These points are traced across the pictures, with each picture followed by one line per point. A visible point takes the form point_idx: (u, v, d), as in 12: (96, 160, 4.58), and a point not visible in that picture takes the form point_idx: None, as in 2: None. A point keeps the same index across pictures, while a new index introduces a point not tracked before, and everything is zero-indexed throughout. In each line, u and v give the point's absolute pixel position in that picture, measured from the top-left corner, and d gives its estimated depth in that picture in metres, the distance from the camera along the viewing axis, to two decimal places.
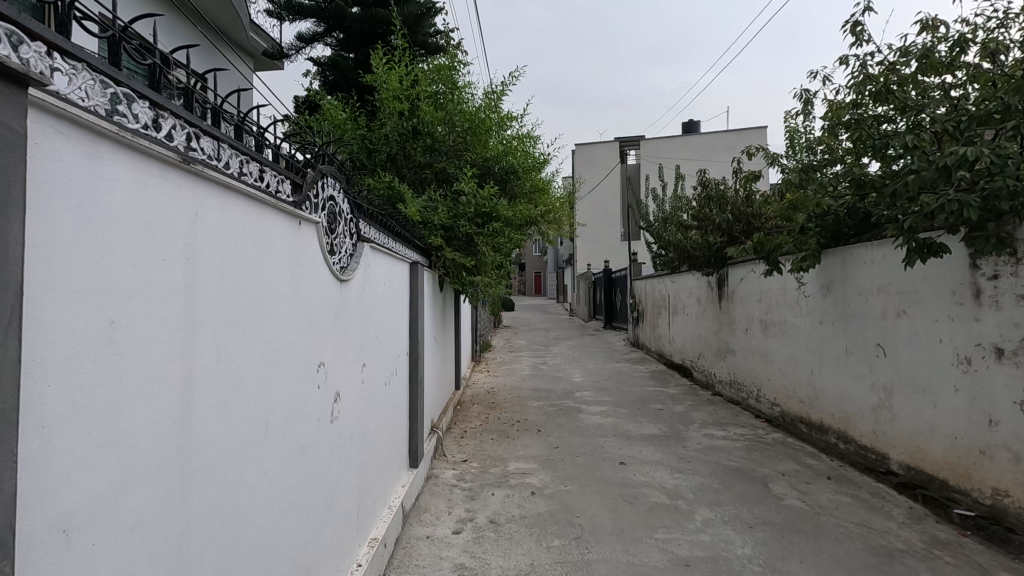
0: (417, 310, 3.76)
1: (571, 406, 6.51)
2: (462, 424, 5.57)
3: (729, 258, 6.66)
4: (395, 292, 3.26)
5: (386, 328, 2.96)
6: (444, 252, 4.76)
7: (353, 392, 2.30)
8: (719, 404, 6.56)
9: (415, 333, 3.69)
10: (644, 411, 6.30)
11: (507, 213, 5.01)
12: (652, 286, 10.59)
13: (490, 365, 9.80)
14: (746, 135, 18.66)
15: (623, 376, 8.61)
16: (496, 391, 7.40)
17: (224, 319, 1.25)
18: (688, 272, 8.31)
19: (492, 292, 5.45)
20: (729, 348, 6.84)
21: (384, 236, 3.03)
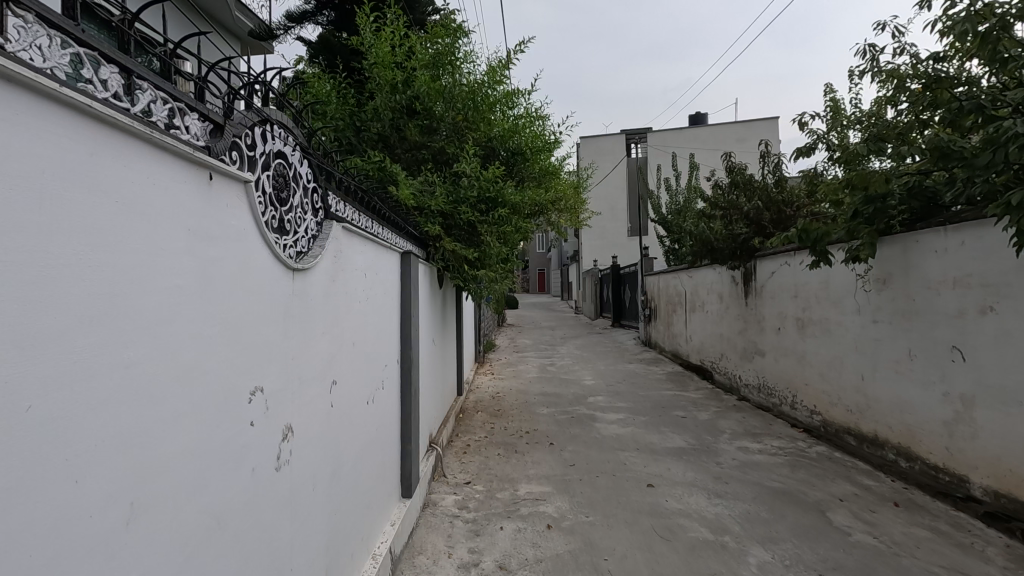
0: (412, 309, 3.18)
1: (585, 414, 5.90)
2: (465, 436, 4.98)
3: (758, 249, 6.08)
4: (382, 288, 2.67)
5: (367, 333, 2.37)
6: (443, 242, 4.16)
7: (317, 420, 1.71)
8: (748, 411, 5.95)
9: (408, 337, 3.11)
10: (666, 419, 5.70)
11: (514, 197, 4.43)
12: (667, 281, 9.98)
13: (494, 367, 9.19)
14: (757, 127, 17.96)
15: (638, 379, 8.01)
16: (502, 397, 6.78)
17: (11, 330, 0.68)
18: (708, 265, 7.70)
19: (497, 288, 4.84)
20: (758, 348, 6.24)
21: (366, 216, 2.43)
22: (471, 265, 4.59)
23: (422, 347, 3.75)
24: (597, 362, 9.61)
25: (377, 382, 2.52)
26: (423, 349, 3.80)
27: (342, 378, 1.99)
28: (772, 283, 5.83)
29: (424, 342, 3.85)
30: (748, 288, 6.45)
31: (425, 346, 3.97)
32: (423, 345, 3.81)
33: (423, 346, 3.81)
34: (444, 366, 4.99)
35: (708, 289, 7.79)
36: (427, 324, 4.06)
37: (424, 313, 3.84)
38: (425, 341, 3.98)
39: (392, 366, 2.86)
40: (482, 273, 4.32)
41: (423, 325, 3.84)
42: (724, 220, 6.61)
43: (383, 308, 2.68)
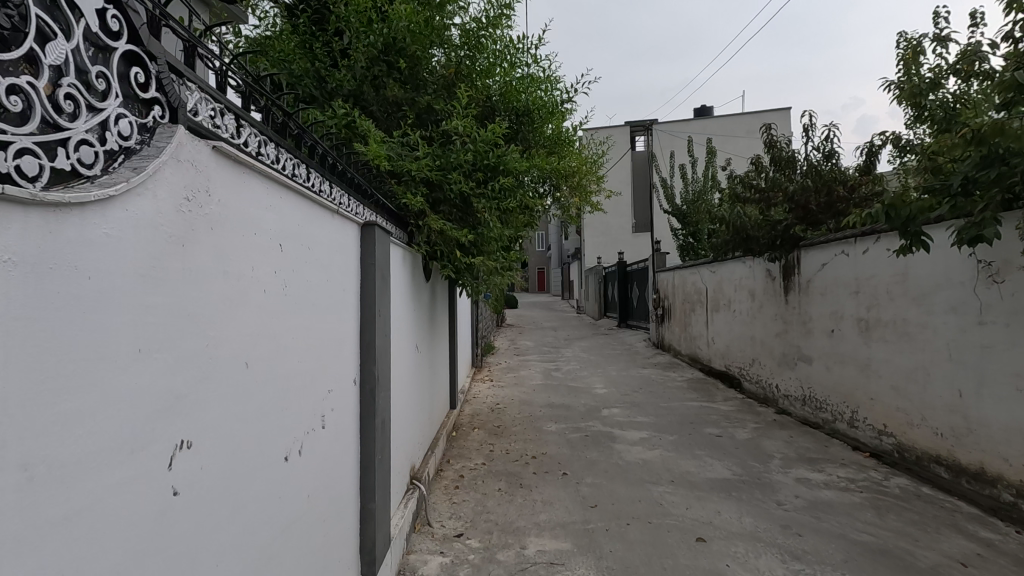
0: (381, 303, 2.26)
1: (601, 433, 4.97)
2: (459, 464, 4.06)
3: (805, 239, 5.19)
4: (324, 272, 1.74)
5: (289, 344, 1.44)
6: (428, 220, 3.19)
7: (123, 528, 0.80)
8: (793, 428, 5.05)
9: (376, 343, 2.18)
10: (698, 439, 4.78)
11: (519, 164, 3.49)
12: (684, 277, 9.05)
13: (493, 373, 8.26)
14: (769, 118, 16.99)
15: (655, 387, 7.10)
16: (502, 410, 5.86)
17: None
18: (737, 258, 6.79)
19: (499, 281, 3.88)
20: (802, 354, 5.32)
21: (285, 149, 1.48)
22: (465, 250, 3.63)
23: (401, 353, 2.84)
24: (607, 368, 8.66)
25: (309, 422, 1.59)
26: (402, 356, 2.89)
27: (214, 425, 1.07)
28: (824, 277, 4.93)
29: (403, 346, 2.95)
30: (790, 284, 5.55)
31: (406, 353, 3.08)
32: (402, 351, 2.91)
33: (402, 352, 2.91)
34: (431, 378, 4.08)
35: (736, 285, 6.88)
36: (408, 323, 3.16)
37: (401, 308, 2.94)
38: (406, 345, 3.08)
39: (344, 389, 1.95)
40: (478, 261, 3.37)
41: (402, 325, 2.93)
42: (761, 205, 5.67)
43: (325, 298, 1.74)
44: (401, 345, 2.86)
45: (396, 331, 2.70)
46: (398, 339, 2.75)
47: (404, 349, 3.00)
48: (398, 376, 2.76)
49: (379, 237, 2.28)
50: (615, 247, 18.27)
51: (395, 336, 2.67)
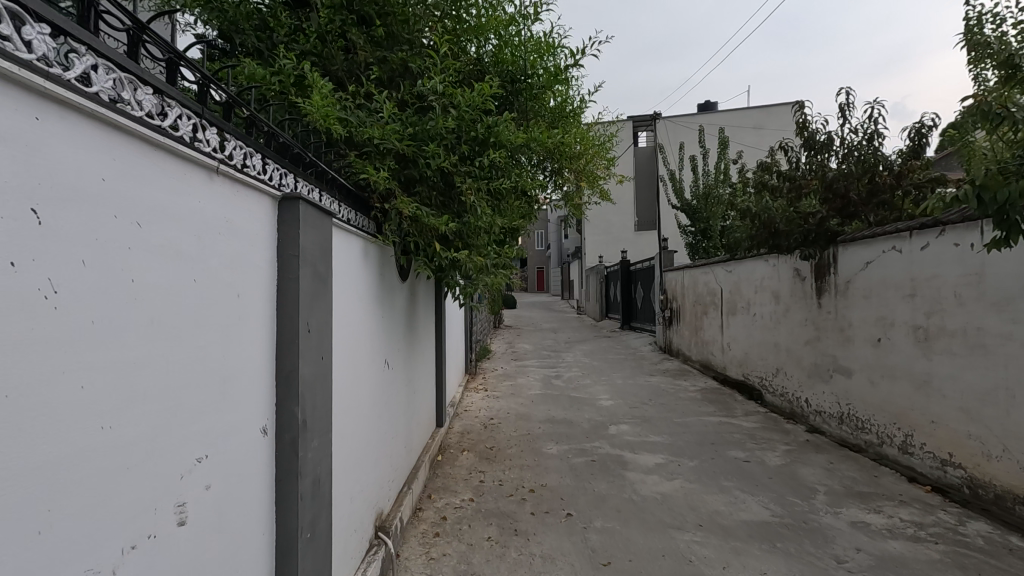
0: (312, 315, 1.57)
1: (610, 458, 4.30)
2: (442, 501, 3.38)
3: (845, 235, 4.54)
4: (185, 267, 1.05)
5: (67, 400, 0.77)
6: (397, 201, 2.50)
7: None
8: (830, 451, 4.38)
9: (305, 373, 1.50)
10: (722, 465, 4.12)
11: (512, 136, 2.84)
12: (694, 276, 8.37)
13: (487, 380, 7.59)
14: (776, 112, 16.30)
15: (666, 398, 6.43)
16: (496, 427, 5.19)
17: None
18: (758, 256, 6.12)
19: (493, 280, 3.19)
20: (839, 365, 4.65)
21: (64, 33, 0.80)
22: (447, 244, 2.94)
23: (355, 376, 2.15)
24: (612, 375, 7.99)
25: (139, 526, 0.92)
26: (357, 378, 2.20)
27: None
28: (868, 278, 4.26)
29: (360, 367, 2.26)
30: (825, 285, 4.87)
31: (368, 374, 2.41)
32: (359, 373, 2.22)
33: (359, 376, 2.22)
34: (407, 397, 3.40)
35: (758, 286, 6.21)
36: (370, 336, 2.48)
37: (358, 316, 2.25)
38: (367, 364, 2.40)
39: (242, 447, 1.27)
40: (463, 255, 2.67)
41: (359, 338, 2.24)
42: (792, 195, 4.97)
43: (187, 309, 1.05)
44: (356, 366, 2.17)
45: (347, 348, 2.02)
46: (350, 361, 2.07)
47: (364, 370, 2.33)
48: (351, 408, 2.08)
49: (311, 218, 1.59)
50: (618, 246, 17.59)
51: (345, 357, 1.99)
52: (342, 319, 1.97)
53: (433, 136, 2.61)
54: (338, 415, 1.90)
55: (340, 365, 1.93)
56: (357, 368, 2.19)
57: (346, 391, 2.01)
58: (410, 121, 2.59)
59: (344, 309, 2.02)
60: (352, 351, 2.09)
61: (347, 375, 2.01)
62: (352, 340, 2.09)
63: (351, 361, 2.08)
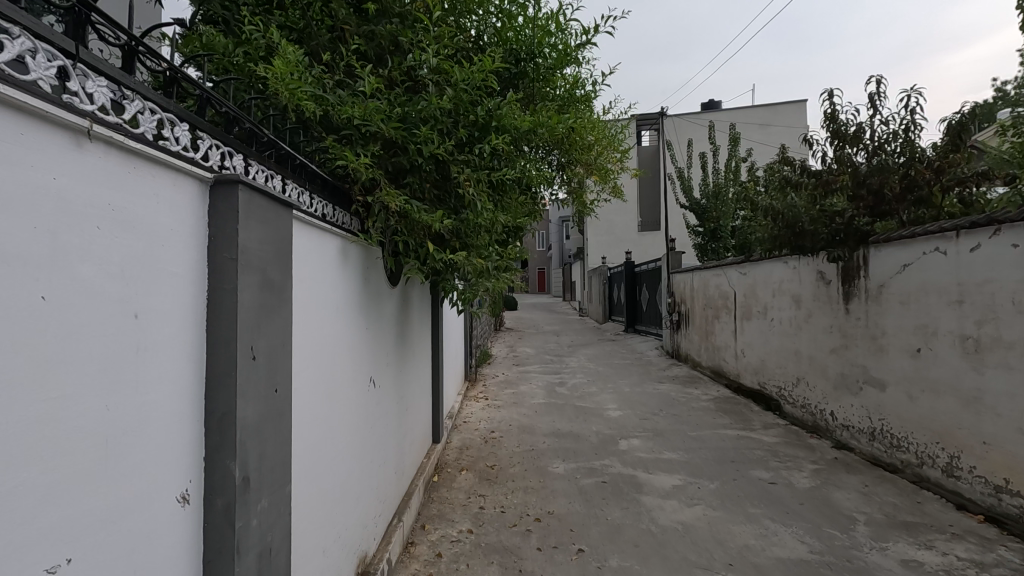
0: (259, 337, 1.18)
1: (622, 479, 3.93)
2: (437, 534, 3.00)
3: (880, 236, 4.16)
4: (16, 274, 0.68)
5: None
6: (383, 193, 2.12)
7: None
8: (864, 471, 4.01)
9: (245, 417, 1.12)
10: (746, 488, 3.75)
11: (517, 121, 2.48)
12: (705, 279, 8.00)
13: (488, 388, 7.23)
14: (783, 109, 15.91)
15: (678, 409, 6.06)
16: (497, 441, 4.84)
17: None
18: (776, 258, 5.75)
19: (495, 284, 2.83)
20: (871, 376, 4.28)
21: None
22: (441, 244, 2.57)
23: (325, 405, 1.77)
24: (619, 381, 7.62)
25: None
26: (329, 406, 1.82)
27: None
28: (906, 282, 3.89)
29: (334, 391, 1.88)
30: (854, 290, 4.50)
31: (345, 399, 2.03)
32: (330, 399, 1.84)
33: (330, 403, 1.84)
34: (398, 417, 3.03)
35: (775, 289, 5.84)
36: (348, 353, 2.10)
37: (331, 332, 1.88)
38: (344, 386, 2.02)
39: (139, 528, 0.89)
40: (461, 256, 2.29)
41: (332, 358, 1.86)
42: (818, 191, 4.58)
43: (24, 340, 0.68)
44: (326, 392, 1.79)
45: (313, 372, 1.64)
46: (316, 387, 1.68)
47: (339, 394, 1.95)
48: (319, 444, 1.70)
49: (258, 207, 1.20)
50: (621, 246, 17.22)
51: (308, 384, 1.60)
52: (304, 337, 1.59)
53: (425, 117, 2.25)
54: (298, 457, 1.51)
55: (301, 394, 1.54)
56: (328, 394, 1.81)
57: (311, 425, 1.63)
58: (400, 101, 2.23)
59: (309, 325, 1.63)
60: (319, 374, 1.71)
61: (312, 405, 1.63)
62: (320, 362, 1.71)
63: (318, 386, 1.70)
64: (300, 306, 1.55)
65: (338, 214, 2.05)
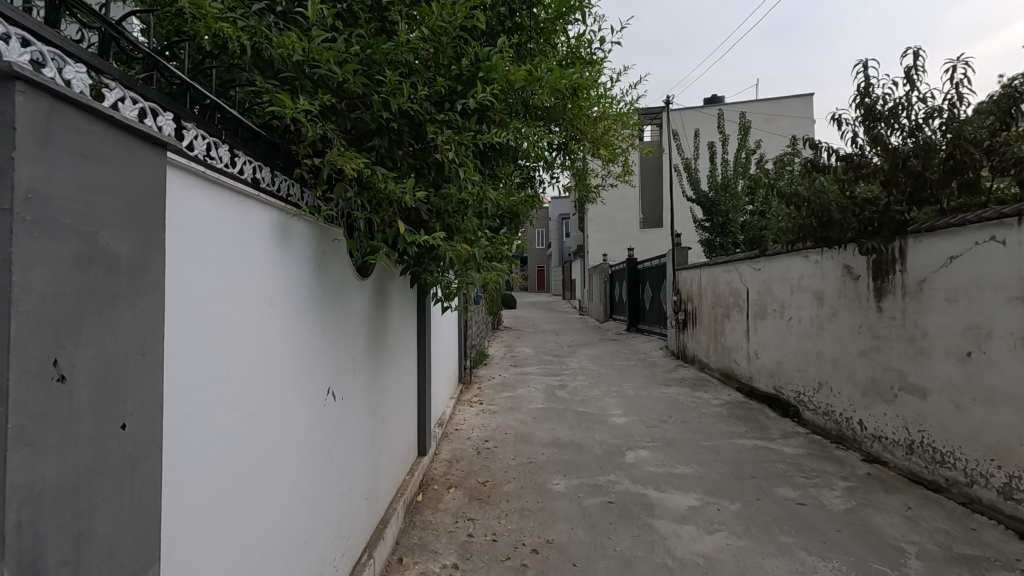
0: (76, 344, 0.74)
1: (631, 499, 3.47)
2: (416, 570, 2.55)
3: (922, 224, 3.70)
4: None
5: None
6: (335, 152, 1.65)
7: None
8: (902, 489, 3.56)
9: (37, 475, 0.68)
10: (772, 510, 3.30)
11: (508, 73, 2.03)
12: (714, 275, 7.55)
13: (484, 391, 6.77)
14: (789, 103, 15.49)
15: (687, 415, 5.61)
16: (491, 452, 4.38)
17: None
18: (794, 252, 5.30)
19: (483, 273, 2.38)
20: (908, 382, 3.82)
21: None
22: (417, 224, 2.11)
23: (240, 432, 1.32)
24: (622, 384, 7.18)
25: None
26: (249, 435, 1.36)
27: None
28: (954, 276, 3.43)
29: (259, 413, 1.42)
30: (887, 286, 4.04)
31: (283, 420, 1.57)
32: (253, 424, 1.39)
33: (253, 428, 1.39)
34: (370, 431, 2.58)
35: (794, 286, 5.38)
36: (292, 361, 1.65)
37: (257, 334, 1.42)
38: (281, 404, 1.57)
39: None
40: (438, 238, 1.84)
41: (255, 369, 1.40)
42: (850, 176, 4.16)
43: None
44: (242, 415, 1.33)
45: (210, 390, 1.18)
46: (220, 413, 1.23)
47: (270, 417, 1.49)
48: (226, 489, 1.25)
49: (78, 129, 0.75)
50: (623, 242, 16.75)
51: (201, 407, 1.14)
52: (196, 343, 1.13)
53: (394, 63, 1.80)
54: (176, 516, 1.06)
55: (182, 425, 1.08)
56: (246, 417, 1.35)
57: (207, 465, 1.17)
58: (363, 41, 1.77)
59: (209, 326, 1.18)
60: (224, 393, 1.25)
61: (207, 439, 1.17)
62: (225, 374, 1.25)
63: (223, 409, 1.24)
64: (188, 300, 1.09)
65: (281, 181, 1.59)
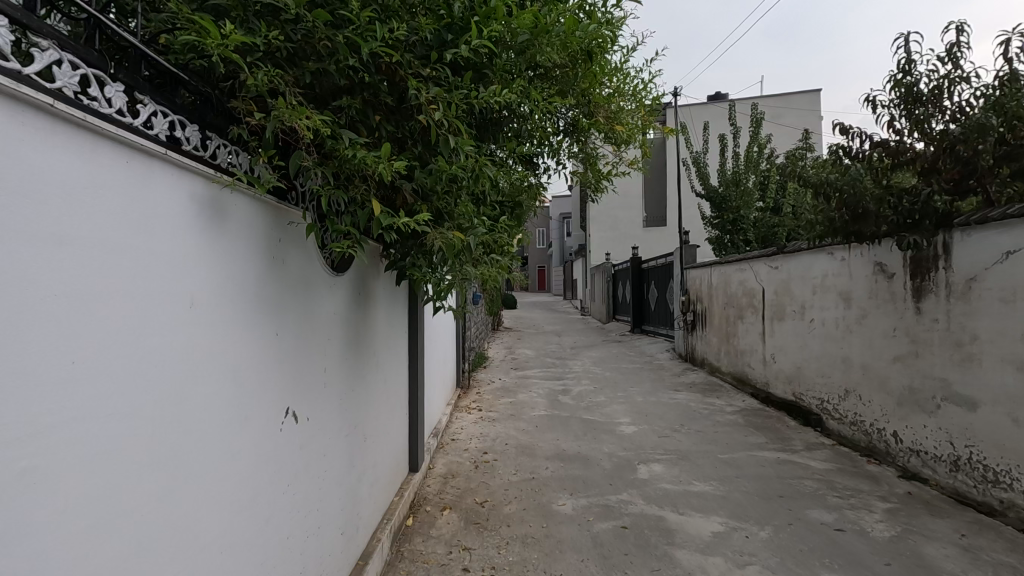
0: None
1: (647, 523, 3.09)
2: None
3: (970, 216, 3.33)
4: None
5: None
6: (283, 104, 1.26)
7: None
8: (951, 512, 3.18)
9: None
10: (808, 537, 2.92)
11: (508, 18, 1.65)
12: (725, 274, 7.17)
13: (482, 396, 6.38)
14: (796, 98, 15.12)
15: (700, 423, 5.23)
16: (490, 466, 4.01)
17: None
18: (817, 248, 4.92)
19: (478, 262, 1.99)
20: (953, 392, 3.45)
21: None
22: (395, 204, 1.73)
23: (133, 486, 0.95)
24: (629, 389, 6.79)
25: None
26: (149, 491, 0.99)
27: None
28: (1011, 274, 3.05)
29: (169, 457, 1.05)
30: (927, 285, 3.67)
31: (214, 462, 1.20)
32: (158, 473, 1.02)
33: (159, 478, 1.02)
34: (348, 453, 2.20)
35: (817, 285, 5.00)
36: (231, 382, 1.27)
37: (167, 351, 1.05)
38: (212, 440, 1.20)
39: None
40: (423, 219, 1.48)
41: (163, 399, 1.03)
42: (885, 166, 3.80)
43: None
44: (137, 464, 0.96)
45: (71, 433, 0.82)
46: (96, 462, 0.87)
47: (191, 459, 1.12)
48: (108, 567, 0.89)
49: None
50: (626, 241, 16.37)
51: (52, 462, 0.79)
52: (39, 368, 0.77)
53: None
54: None
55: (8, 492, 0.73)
56: (144, 466, 0.98)
57: (67, 542, 0.81)
58: None
59: (68, 341, 0.82)
60: (102, 436, 0.88)
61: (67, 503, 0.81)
62: (101, 410, 0.88)
63: (96, 459, 0.87)
64: (5, 305, 0.72)
65: (218, 144, 1.22)
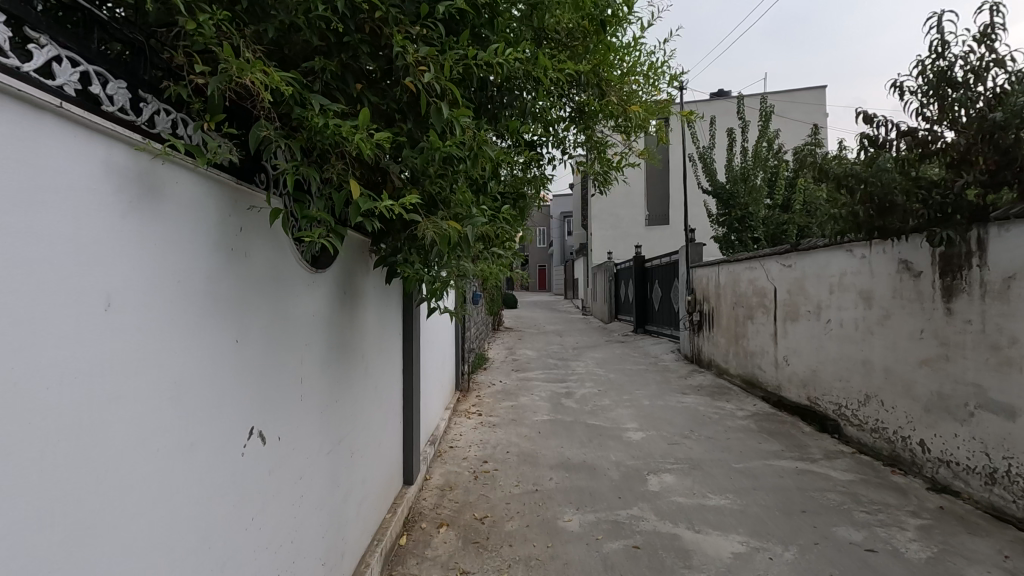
0: None
1: (660, 542, 2.84)
2: None
3: (1008, 210, 3.08)
4: None
5: None
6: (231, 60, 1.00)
7: None
8: (989, 530, 2.94)
9: None
10: (837, 558, 2.68)
11: None
12: (734, 273, 6.93)
13: (482, 399, 6.14)
14: (802, 95, 14.85)
15: (710, 428, 4.99)
16: (490, 477, 3.77)
17: None
18: (834, 245, 4.68)
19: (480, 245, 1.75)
20: (988, 399, 3.21)
21: None
22: (379, 184, 1.48)
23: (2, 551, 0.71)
24: (634, 392, 6.55)
25: None
26: (30, 555, 0.75)
27: None
28: None
29: (66, 505, 0.80)
30: (958, 284, 3.42)
31: (141, 504, 0.95)
32: (48, 529, 0.77)
33: (46, 535, 0.77)
34: (331, 471, 1.96)
35: (834, 284, 4.75)
36: (169, 401, 1.02)
37: (62, 365, 0.80)
38: (139, 476, 0.95)
39: None
40: (409, 203, 1.24)
41: (56, 431, 0.79)
42: (913, 157, 3.47)
43: None
44: (13, 519, 0.72)
45: None
46: None
47: (102, 505, 0.87)
48: None
49: None
50: (629, 240, 16.13)
51: None
52: None
53: None
54: None
55: None
56: (23, 521, 0.74)
57: None
58: None
59: None
60: None
61: None
62: None
63: None
64: None
65: (155, 108, 0.99)
